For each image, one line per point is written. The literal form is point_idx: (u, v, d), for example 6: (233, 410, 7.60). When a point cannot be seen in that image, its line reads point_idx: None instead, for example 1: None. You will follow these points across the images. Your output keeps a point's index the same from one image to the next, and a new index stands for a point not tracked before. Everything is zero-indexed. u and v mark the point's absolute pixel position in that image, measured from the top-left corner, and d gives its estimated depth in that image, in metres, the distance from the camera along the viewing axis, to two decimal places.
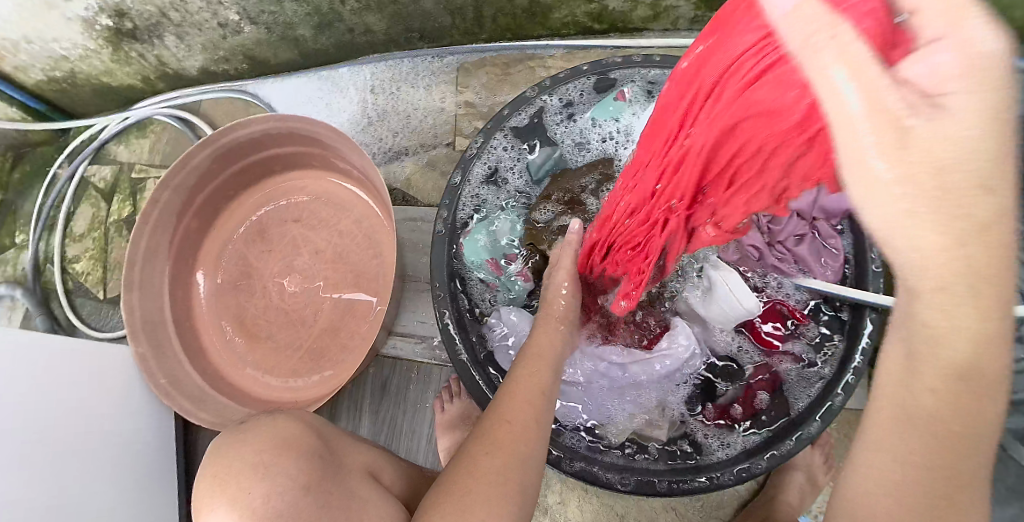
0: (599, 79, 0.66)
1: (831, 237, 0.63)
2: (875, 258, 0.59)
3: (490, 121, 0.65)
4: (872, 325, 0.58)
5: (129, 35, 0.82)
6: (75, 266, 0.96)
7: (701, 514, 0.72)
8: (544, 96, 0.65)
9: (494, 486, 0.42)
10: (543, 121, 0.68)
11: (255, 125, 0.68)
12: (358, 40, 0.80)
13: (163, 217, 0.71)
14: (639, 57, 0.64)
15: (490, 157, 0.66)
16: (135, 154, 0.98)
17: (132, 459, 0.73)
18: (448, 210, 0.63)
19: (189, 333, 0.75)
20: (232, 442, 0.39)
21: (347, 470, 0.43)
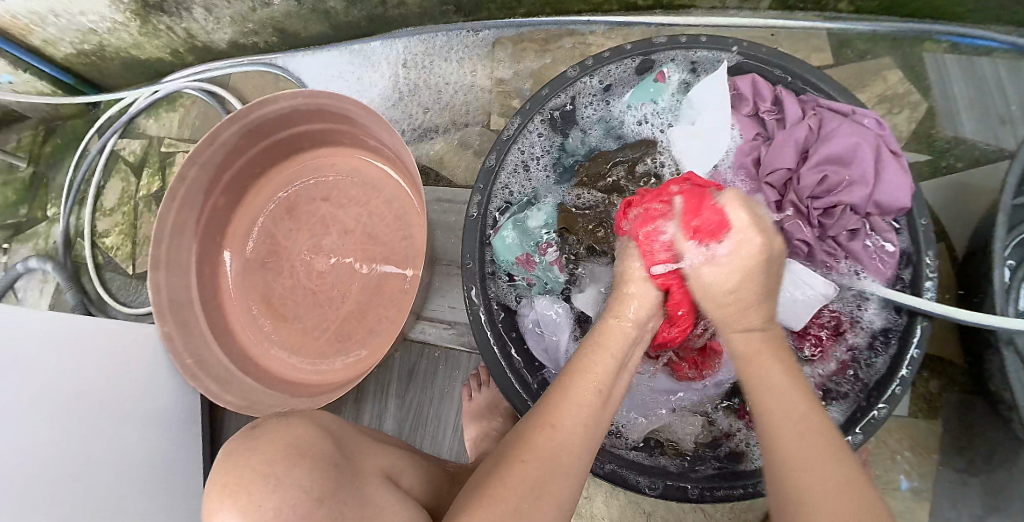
0: (642, 60, 0.63)
1: (887, 232, 0.57)
2: (932, 265, 0.54)
3: (529, 103, 0.60)
4: (923, 332, 0.54)
5: (157, 8, 0.80)
6: (105, 241, 0.96)
7: (729, 514, 0.69)
8: (585, 77, 0.61)
9: (528, 498, 0.37)
10: (580, 102, 0.64)
11: (283, 101, 0.66)
12: (390, 13, 0.77)
13: (191, 194, 0.70)
14: (685, 37, 0.59)
15: (526, 142, 0.62)
16: (164, 129, 0.97)
17: (157, 432, 0.73)
18: (482, 194, 0.60)
19: (216, 312, 0.74)
20: (242, 447, 0.34)
21: (362, 477, 0.40)
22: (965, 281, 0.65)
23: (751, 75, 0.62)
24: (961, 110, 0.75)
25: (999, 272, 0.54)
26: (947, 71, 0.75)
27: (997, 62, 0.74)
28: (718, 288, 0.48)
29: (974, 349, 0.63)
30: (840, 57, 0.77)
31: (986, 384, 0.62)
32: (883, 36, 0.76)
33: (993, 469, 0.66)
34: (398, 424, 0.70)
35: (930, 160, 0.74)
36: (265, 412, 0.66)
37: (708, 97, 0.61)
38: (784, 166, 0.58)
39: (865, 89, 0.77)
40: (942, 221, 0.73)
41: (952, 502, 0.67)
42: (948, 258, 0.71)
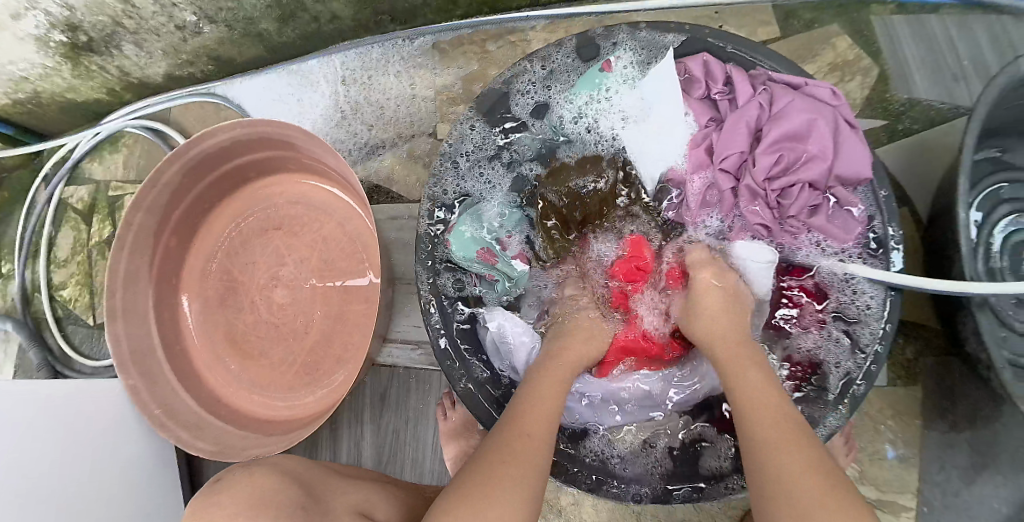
0: (587, 47, 0.60)
1: (852, 202, 0.55)
2: (897, 235, 0.54)
3: (469, 106, 0.59)
4: (893, 305, 0.54)
5: (86, 49, 0.77)
6: (62, 293, 0.93)
7: (721, 505, 0.68)
8: (526, 72, 0.59)
9: (513, 492, 0.38)
10: (524, 102, 0.62)
11: (222, 133, 0.63)
12: (324, 29, 0.75)
13: (140, 239, 0.67)
14: (622, 26, 0.58)
15: (472, 148, 0.61)
16: (110, 171, 0.94)
17: (135, 485, 0.70)
18: (430, 212, 0.58)
19: (180, 357, 0.72)
20: (199, 509, 0.34)
21: (335, 515, 0.39)
22: (931, 245, 0.65)
23: (702, 54, 0.59)
24: (913, 72, 0.74)
25: (965, 233, 0.55)
26: (895, 32, 0.74)
27: (945, 19, 0.74)
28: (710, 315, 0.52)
29: (946, 311, 0.62)
30: (787, 28, 0.76)
31: (962, 346, 0.62)
32: (829, 2, 0.75)
33: (976, 429, 0.65)
34: (375, 452, 0.68)
35: (887, 124, 0.73)
36: (238, 456, 0.63)
37: (654, 90, 0.59)
38: (738, 150, 0.57)
39: (816, 58, 0.76)
40: (904, 186, 0.72)
41: (939, 468, 0.66)
42: (913, 222, 0.71)
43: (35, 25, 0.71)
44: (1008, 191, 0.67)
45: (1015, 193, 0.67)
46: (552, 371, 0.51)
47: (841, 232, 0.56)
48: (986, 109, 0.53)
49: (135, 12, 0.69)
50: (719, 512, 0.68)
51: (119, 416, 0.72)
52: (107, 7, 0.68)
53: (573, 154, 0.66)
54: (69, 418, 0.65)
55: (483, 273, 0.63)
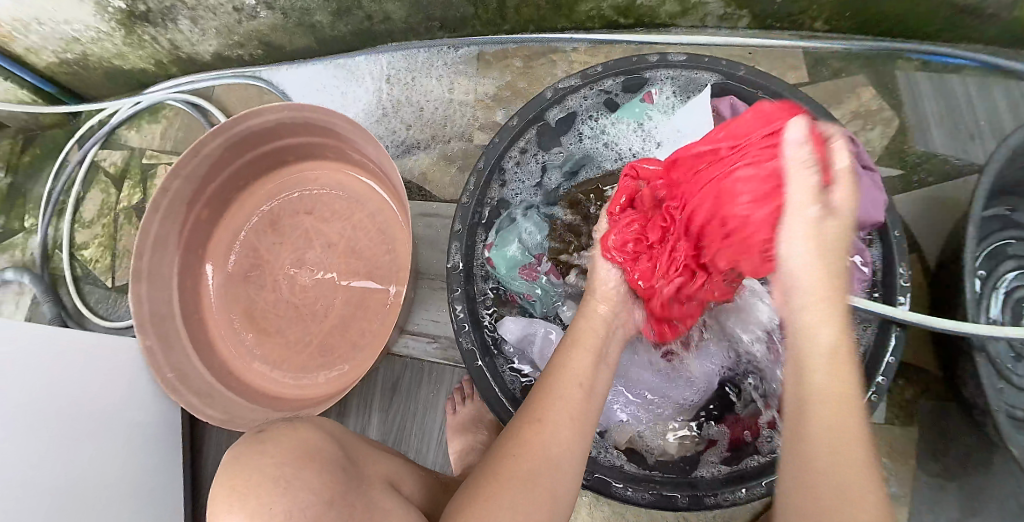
0: (631, 79, 0.64)
1: (861, 250, 0.59)
2: (905, 274, 0.56)
3: (518, 115, 0.60)
4: (897, 340, 0.55)
5: (143, 18, 0.80)
6: (84, 253, 0.95)
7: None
8: (576, 94, 0.62)
9: (519, 491, 0.41)
10: (568, 123, 0.65)
11: (268, 114, 0.66)
12: (376, 28, 0.79)
13: (174, 206, 0.69)
14: (656, 56, 0.61)
15: (514, 157, 0.63)
16: (146, 139, 0.96)
17: (136, 446, 0.72)
18: (468, 211, 0.59)
19: (199, 326, 0.74)
20: (248, 451, 0.35)
21: (370, 483, 0.40)
22: (937, 292, 0.67)
23: (728, 97, 0.63)
24: (932, 129, 0.77)
25: (970, 283, 0.58)
26: (917, 91, 0.78)
27: (966, 79, 0.77)
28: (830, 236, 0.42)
29: (948, 358, 0.65)
30: (816, 75, 0.80)
31: (961, 392, 0.64)
32: (857, 55, 0.79)
33: (967, 475, 0.67)
34: (382, 440, 0.69)
35: (903, 174, 0.77)
36: (247, 426, 0.66)
37: (688, 122, 0.63)
38: None
39: (840, 106, 0.80)
40: (917, 238, 0.75)
41: (929, 509, 0.68)
42: (921, 271, 0.74)
43: None
44: (1015, 248, 0.70)
45: None
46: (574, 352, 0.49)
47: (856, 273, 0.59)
48: (997, 167, 0.56)
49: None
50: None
51: (133, 375, 0.74)
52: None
53: (600, 171, 0.68)
54: (83, 371, 0.66)
55: (521, 290, 0.64)
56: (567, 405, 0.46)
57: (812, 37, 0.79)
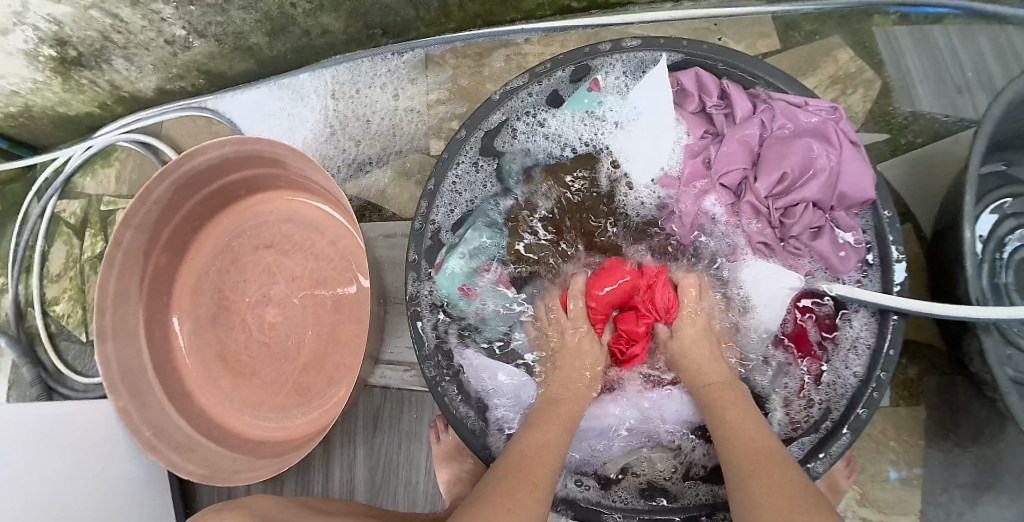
0: (577, 68, 0.59)
1: (851, 227, 0.55)
2: (900, 252, 0.52)
3: (462, 128, 0.56)
4: (893, 332, 0.52)
5: (76, 62, 0.76)
6: (56, 308, 0.92)
7: None
8: (515, 96, 0.57)
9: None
10: (520, 123, 0.61)
11: (212, 151, 0.62)
12: (316, 43, 0.74)
13: (129, 259, 0.66)
14: (606, 44, 0.56)
15: (462, 170, 0.59)
16: (102, 186, 0.93)
17: (127, 503, 0.69)
18: (419, 238, 0.56)
19: (172, 377, 0.71)
20: None
21: None
22: (934, 260, 0.63)
23: (693, 69, 0.59)
24: (917, 86, 0.72)
25: (970, 251, 0.54)
26: (897, 47, 0.73)
27: (949, 29, 0.72)
28: (692, 348, 0.57)
29: (950, 331, 0.61)
30: (787, 40, 0.75)
31: (967, 366, 0.60)
32: (829, 14, 0.74)
33: (980, 448, 0.64)
34: (369, 475, 0.67)
35: (890, 139, 0.72)
36: (226, 479, 0.61)
37: (648, 102, 0.59)
38: (739, 167, 0.57)
39: (817, 70, 0.75)
40: (907, 201, 0.71)
41: (945, 489, 0.65)
42: (916, 239, 0.70)
43: (24, 39, 0.70)
44: (1011, 206, 0.66)
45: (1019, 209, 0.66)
46: (552, 417, 0.52)
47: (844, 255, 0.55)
48: (993, 124, 0.51)
49: (125, 26, 0.69)
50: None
51: (112, 432, 0.71)
52: (96, 22, 0.68)
53: (553, 166, 0.64)
54: (56, 438, 0.64)
55: (468, 311, 0.62)
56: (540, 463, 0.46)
57: (780, 0, 0.74)
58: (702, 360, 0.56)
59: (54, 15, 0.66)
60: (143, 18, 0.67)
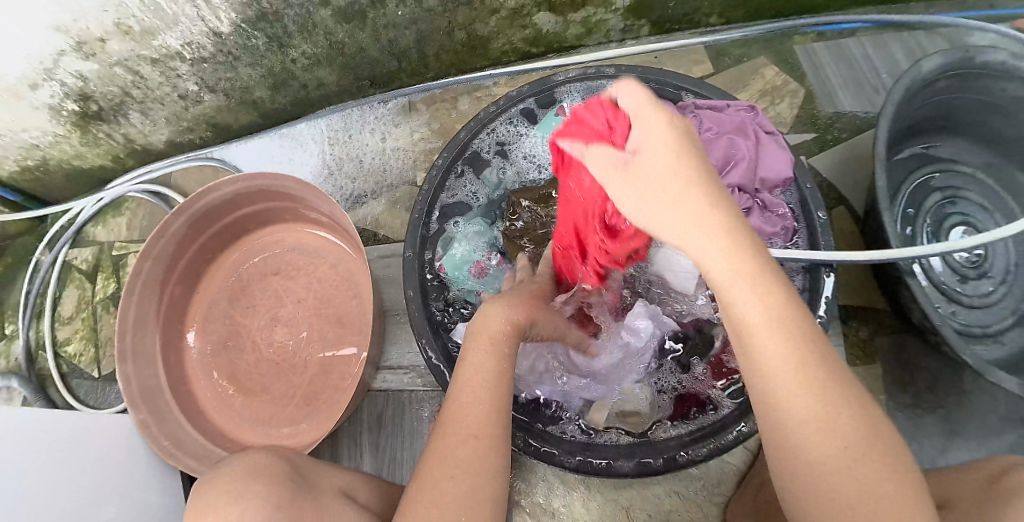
0: (543, 99, 0.73)
1: (778, 205, 0.66)
2: (823, 216, 0.64)
3: (447, 149, 0.69)
4: (832, 281, 0.62)
5: (96, 116, 0.85)
6: (67, 349, 0.98)
7: (704, 495, 0.71)
8: (495, 121, 0.71)
9: (459, 514, 0.39)
10: (495, 141, 0.74)
11: (226, 188, 0.72)
12: (312, 95, 0.88)
13: (148, 287, 0.73)
14: (560, 76, 0.71)
15: (451, 185, 0.72)
16: (114, 233, 1.01)
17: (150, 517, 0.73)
18: (414, 236, 0.66)
19: (186, 396, 0.77)
20: (212, 477, 0.45)
21: (320, 490, 0.48)
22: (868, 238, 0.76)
23: None
24: (837, 91, 0.89)
25: (886, 215, 0.66)
26: (817, 58, 0.90)
27: (862, 40, 0.90)
28: (653, 172, 0.36)
29: (889, 291, 0.73)
30: (720, 64, 0.92)
31: (906, 317, 0.71)
32: (754, 40, 0.91)
33: (932, 396, 0.74)
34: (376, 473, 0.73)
35: (817, 136, 0.87)
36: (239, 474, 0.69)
37: None
38: None
39: (748, 87, 0.91)
40: (841, 190, 0.84)
41: (913, 438, 0.73)
42: (849, 218, 0.83)
43: (50, 95, 0.79)
44: (937, 181, 0.85)
45: (947, 181, 0.85)
46: (480, 348, 0.48)
47: (768, 229, 0.65)
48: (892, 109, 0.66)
49: (144, 83, 0.80)
50: (703, 502, 0.71)
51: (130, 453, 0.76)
52: (119, 78, 0.79)
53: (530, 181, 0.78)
54: (67, 456, 0.67)
55: (475, 290, 0.72)
56: (472, 413, 0.44)
57: (711, 32, 0.91)
58: (667, 207, 0.36)
59: (81, 72, 0.76)
60: (162, 75, 0.78)
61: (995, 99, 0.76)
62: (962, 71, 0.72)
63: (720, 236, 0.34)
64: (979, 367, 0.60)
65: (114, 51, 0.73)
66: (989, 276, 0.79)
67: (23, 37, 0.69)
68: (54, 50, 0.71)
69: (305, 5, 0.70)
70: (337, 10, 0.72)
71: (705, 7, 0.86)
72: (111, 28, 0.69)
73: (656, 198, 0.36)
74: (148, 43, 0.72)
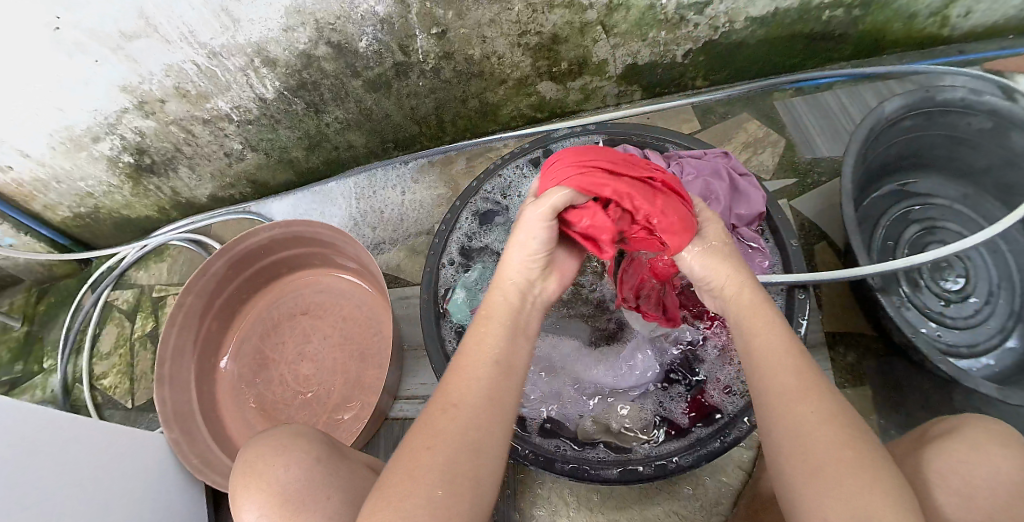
0: (543, 151, 0.86)
1: (755, 239, 0.76)
2: (795, 246, 0.74)
3: (460, 198, 0.83)
4: (804, 304, 0.71)
5: (148, 170, 0.97)
6: (103, 382, 1.05)
7: (703, 513, 0.77)
8: (503, 172, 0.85)
9: (439, 485, 0.38)
10: (501, 190, 0.86)
11: (264, 233, 0.83)
12: (343, 156, 1.01)
13: (188, 319, 0.82)
14: (559, 133, 0.85)
15: (461, 229, 0.83)
16: (154, 277, 1.12)
17: None
18: (431, 268, 0.78)
19: (216, 422, 0.84)
20: (254, 439, 0.56)
21: (348, 458, 0.58)
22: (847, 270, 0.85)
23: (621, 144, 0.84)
24: (815, 140, 1.01)
25: (854, 237, 0.77)
26: (793, 110, 1.03)
27: (835, 92, 1.03)
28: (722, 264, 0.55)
29: (872, 314, 0.82)
30: (705, 120, 1.05)
31: (890, 338, 0.80)
32: (736, 98, 1.05)
33: (916, 418, 0.80)
34: None
35: (796, 182, 0.98)
36: None
37: None
38: None
39: (732, 139, 1.03)
40: (823, 229, 0.94)
41: None
42: (831, 252, 0.92)
43: (110, 148, 0.90)
44: (914, 214, 0.96)
45: (925, 213, 0.96)
46: (486, 323, 0.50)
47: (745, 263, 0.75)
48: (855, 147, 0.80)
49: (194, 140, 0.91)
50: (702, 520, 0.77)
51: None
52: (173, 135, 0.90)
53: None
54: (102, 456, 0.67)
55: None
56: (460, 387, 0.44)
57: (695, 94, 1.06)
58: (729, 280, 0.54)
59: (141, 128, 0.87)
60: (211, 135, 0.90)
61: (963, 134, 0.88)
62: (927, 108, 0.85)
63: (745, 300, 0.52)
64: (957, 375, 0.70)
65: (171, 112, 0.85)
66: (974, 299, 0.88)
67: (97, 98, 0.80)
68: (119, 108, 0.83)
69: (340, 77, 0.83)
70: (368, 81, 0.85)
71: (689, 71, 1.01)
72: (171, 91, 0.81)
73: (721, 268, 0.55)
74: (202, 105, 0.84)
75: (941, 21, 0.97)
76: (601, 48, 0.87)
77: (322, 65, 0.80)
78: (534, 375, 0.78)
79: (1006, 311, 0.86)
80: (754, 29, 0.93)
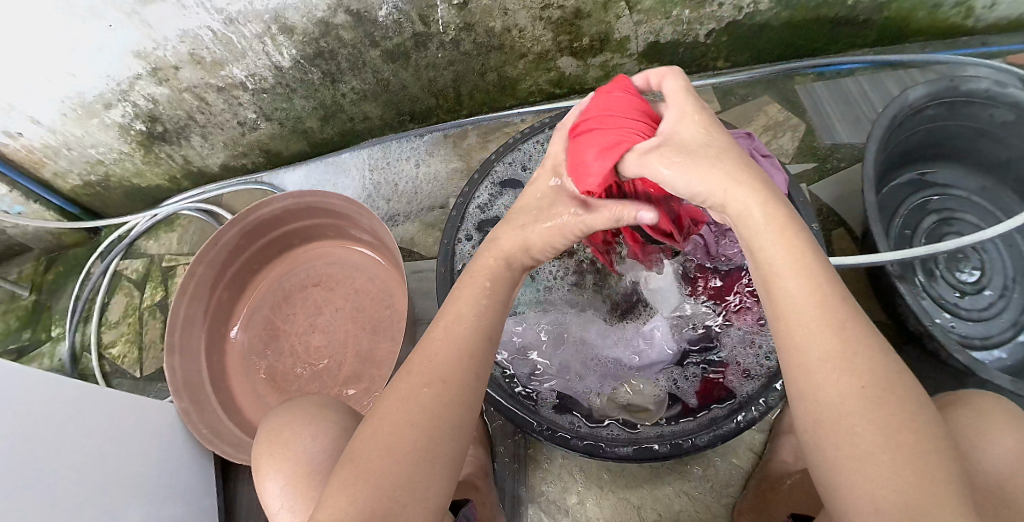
0: None
1: None
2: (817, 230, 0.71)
3: (479, 170, 0.81)
4: None
5: (160, 138, 0.95)
6: (111, 351, 1.04)
7: (714, 495, 0.76)
8: (524, 144, 0.83)
9: (414, 460, 0.40)
10: (523, 162, 0.83)
11: (277, 203, 0.81)
12: (357, 127, 0.99)
13: (199, 289, 0.81)
14: None
15: (479, 201, 0.81)
16: (164, 247, 1.11)
17: (190, 501, 0.77)
18: (449, 239, 0.77)
19: (225, 393, 0.83)
20: (283, 406, 0.56)
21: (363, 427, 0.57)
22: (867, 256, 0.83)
23: None
24: (837, 125, 0.99)
25: (879, 221, 0.75)
26: (816, 94, 1.01)
27: (859, 78, 1.01)
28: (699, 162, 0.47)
29: (889, 302, 0.80)
30: (727, 102, 1.03)
31: (905, 326, 0.79)
32: (758, 80, 1.03)
33: None
34: None
35: (817, 166, 0.96)
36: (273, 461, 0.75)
37: None
38: None
39: (753, 121, 1.01)
40: (842, 215, 0.93)
41: None
42: (850, 239, 0.91)
43: (122, 115, 0.89)
44: (933, 204, 0.94)
45: (946, 203, 0.94)
46: (461, 300, 0.50)
47: None
48: (882, 131, 0.78)
49: (208, 108, 0.90)
50: (712, 502, 0.76)
51: None
52: (186, 103, 0.88)
53: None
54: (112, 424, 0.66)
55: None
56: (438, 360, 0.45)
57: (717, 75, 1.04)
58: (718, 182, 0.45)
59: (153, 95, 0.86)
60: (225, 103, 0.89)
61: (986, 126, 0.86)
62: (950, 98, 0.82)
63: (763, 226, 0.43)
64: (973, 367, 0.68)
65: (185, 79, 0.83)
66: (987, 292, 0.86)
67: (110, 62, 0.79)
68: (132, 74, 0.81)
69: (358, 46, 0.81)
70: (386, 51, 0.83)
71: (712, 50, 0.98)
72: (185, 58, 0.79)
73: (700, 171, 0.46)
74: (216, 72, 0.83)
75: (964, 12, 0.94)
76: (624, 24, 0.85)
77: (340, 33, 0.78)
78: (550, 350, 0.77)
79: (1020, 306, 0.84)
80: (778, 11, 0.90)
